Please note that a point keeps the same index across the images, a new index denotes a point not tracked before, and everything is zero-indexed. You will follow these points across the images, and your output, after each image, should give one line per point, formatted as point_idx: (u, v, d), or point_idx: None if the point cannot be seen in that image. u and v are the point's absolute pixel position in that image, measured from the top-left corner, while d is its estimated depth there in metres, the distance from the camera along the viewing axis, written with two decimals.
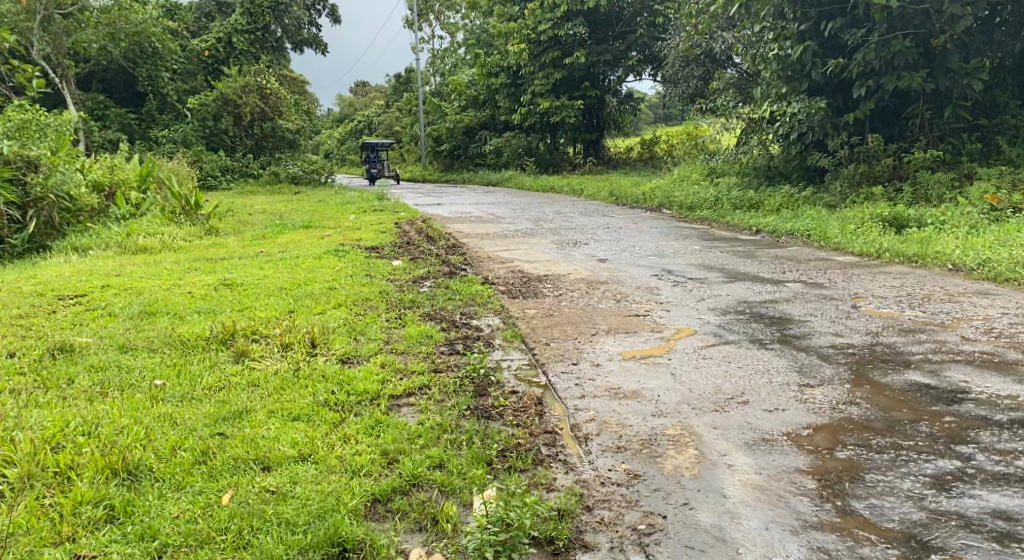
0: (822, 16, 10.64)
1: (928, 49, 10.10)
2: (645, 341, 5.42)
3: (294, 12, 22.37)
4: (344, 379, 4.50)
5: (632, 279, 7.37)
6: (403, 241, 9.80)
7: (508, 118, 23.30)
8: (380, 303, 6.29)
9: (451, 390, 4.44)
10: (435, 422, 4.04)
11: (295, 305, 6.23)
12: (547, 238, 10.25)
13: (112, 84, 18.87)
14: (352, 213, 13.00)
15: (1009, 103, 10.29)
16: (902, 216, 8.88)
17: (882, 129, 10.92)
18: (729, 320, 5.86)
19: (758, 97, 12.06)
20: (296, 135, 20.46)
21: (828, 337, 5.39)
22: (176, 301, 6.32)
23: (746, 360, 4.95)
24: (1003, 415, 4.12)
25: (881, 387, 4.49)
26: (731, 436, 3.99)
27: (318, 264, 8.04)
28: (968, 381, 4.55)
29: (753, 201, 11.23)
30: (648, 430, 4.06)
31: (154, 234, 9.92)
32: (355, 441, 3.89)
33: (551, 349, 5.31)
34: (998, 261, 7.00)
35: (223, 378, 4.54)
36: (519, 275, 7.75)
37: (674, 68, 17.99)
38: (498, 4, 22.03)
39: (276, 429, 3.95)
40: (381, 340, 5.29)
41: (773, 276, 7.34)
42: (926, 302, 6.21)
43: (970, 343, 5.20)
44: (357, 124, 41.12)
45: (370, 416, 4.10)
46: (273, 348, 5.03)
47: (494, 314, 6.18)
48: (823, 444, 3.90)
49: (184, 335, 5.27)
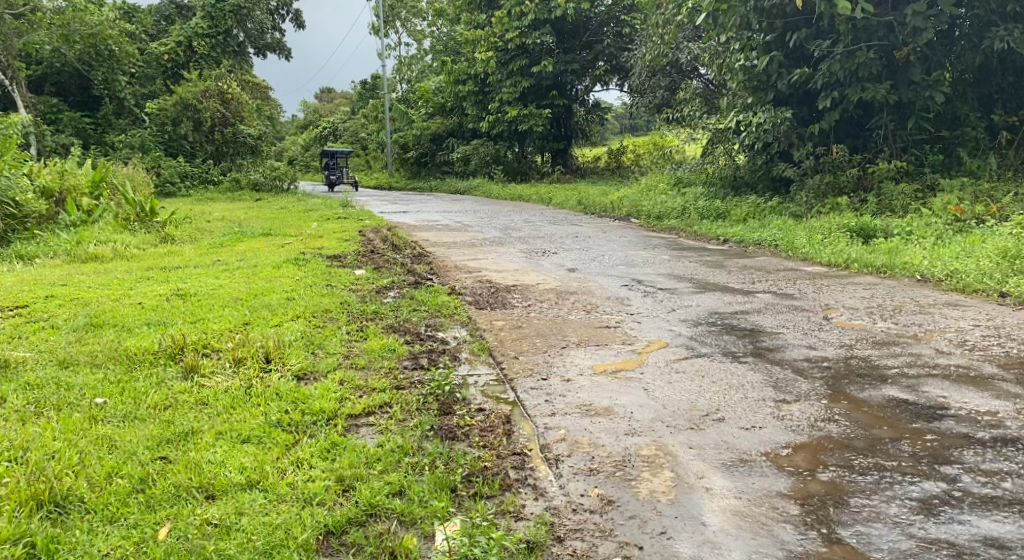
0: (788, 28, 10.48)
1: (891, 61, 10.05)
2: (616, 353, 5.24)
3: (257, 17, 22.15)
4: (299, 397, 4.26)
5: (601, 289, 7.19)
6: (366, 249, 9.55)
7: (475, 126, 23.12)
8: (341, 315, 6.06)
9: (413, 409, 4.21)
10: (395, 444, 3.81)
11: (251, 317, 5.99)
12: (515, 247, 10.05)
13: (65, 87, 18.12)
14: (314, 221, 12.72)
15: (969, 115, 10.27)
16: (868, 226, 8.80)
17: (846, 140, 10.88)
18: (701, 331, 5.70)
19: (724, 106, 12.00)
20: (257, 141, 20.11)
21: (802, 350, 5.25)
22: (125, 312, 6.05)
23: (721, 374, 4.77)
24: (984, 433, 3.99)
25: (859, 403, 4.34)
26: (708, 456, 3.82)
27: (276, 274, 7.78)
28: (946, 396, 4.42)
29: (720, 211, 11.12)
30: (621, 451, 3.86)
31: (105, 242, 9.58)
32: (308, 465, 3.66)
33: (519, 363, 5.10)
34: (966, 273, 6.93)
35: (169, 396, 4.28)
36: (486, 285, 7.54)
37: (641, 78, 17.78)
38: (464, 11, 21.86)
39: (223, 453, 3.71)
40: (340, 355, 5.07)
41: (743, 286, 7.20)
42: (897, 313, 6.10)
43: (945, 357, 5.07)
44: (321, 131, 40.72)
45: (326, 437, 3.87)
46: (224, 364, 4.79)
47: (461, 327, 5.97)
48: (804, 465, 3.74)
49: (131, 348, 5.01)
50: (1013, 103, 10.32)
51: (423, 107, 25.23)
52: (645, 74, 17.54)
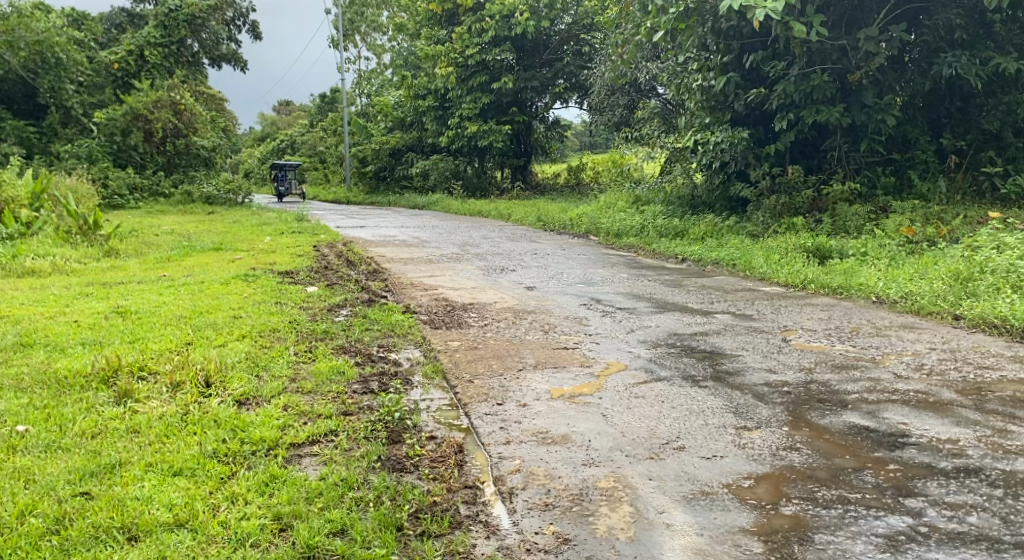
0: (744, 48, 10.47)
1: (845, 84, 10.09)
2: (574, 377, 5.08)
3: (212, 27, 21.77)
4: (239, 425, 4.10)
5: (559, 309, 7.05)
6: (320, 265, 9.35)
7: (435, 142, 22.91)
8: (289, 334, 5.86)
9: (361, 437, 4.04)
10: (339, 477, 3.61)
11: (194, 337, 5.81)
12: (473, 264, 9.88)
13: (9, 95, 17.54)
14: (268, 235, 12.47)
15: (920, 138, 10.32)
16: (824, 246, 8.77)
17: (802, 161, 10.90)
18: (660, 354, 5.58)
19: (682, 125, 12.00)
20: (211, 152, 19.89)
21: (762, 374, 5.13)
22: (58, 331, 5.98)
23: (680, 400, 4.64)
24: (947, 462, 3.90)
25: (821, 430, 4.24)
26: (668, 488, 3.68)
27: (224, 290, 7.57)
28: (906, 423, 4.33)
29: (678, 229, 11.06)
30: (577, 483, 3.71)
31: (43, 255, 9.36)
32: (244, 501, 3.45)
33: (474, 387, 4.92)
34: (920, 295, 6.91)
35: (98, 424, 4.21)
36: (442, 303, 7.36)
37: (600, 96, 17.79)
38: (424, 27, 21.71)
39: (150, 487, 3.48)
40: (286, 378, 4.91)
41: (702, 306, 7.11)
42: (855, 336, 6.03)
43: (904, 382, 4.99)
44: (279, 144, 40.37)
45: (265, 469, 3.67)
46: (161, 388, 4.69)
47: (414, 347, 5.80)
48: (767, 498, 3.61)
49: (61, 372, 4.96)
50: (961, 128, 10.38)
51: (383, 122, 25.03)
52: (605, 92, 17.51)
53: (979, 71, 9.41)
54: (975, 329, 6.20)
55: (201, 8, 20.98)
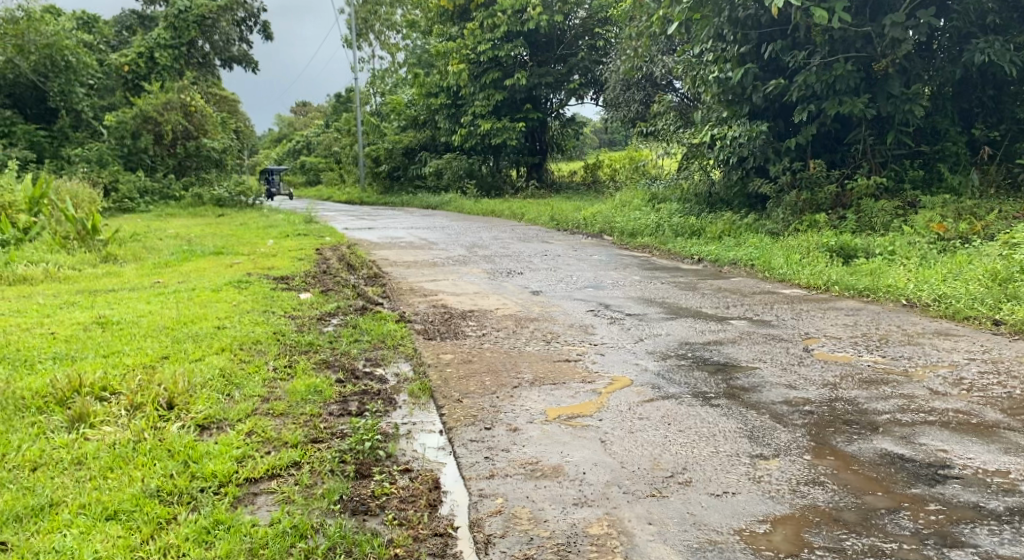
0: (763, 38, 9.90)
1: (870, 74, 9.51)
2: (573, 395, 4.59)
3: (223, 28, 21.35)
4: (192, 456, 3.69)
5: (565, 315, 6.56)
6: (319, 270, 8.91)
7: (448, 140, 22.39)
8: (272, 347, 5.42)
9: (325, 471, 3.62)
10: (291, 524, 3.23)
11: (172, 350, 5.38)
12: (479, 266, 9.41)
13: (21, 99, 17.33)
14: (272, 238, 12.03)
15: (950, 129, 9.73)
16: (848, 245, 8.25)
17: (824, 155, 10.32)
18: (670, 367, 5.08)
19: (698, 120, 11.45)
20: (222, 154, 19.44)
21: (781, 391, 4.62)
22: (30, 344, 5.59)
23: (690, 422, 4.14)
24: (997, 502, 3.38)
25: (848, 459, 3.73)
26: (670, 537, 3.20)
27: (215, 297, 7.16)
28: (947, 450, 3.82)
29: (695, 228, 10.54)
30: (564, 530, 3.25)
31: (37, 262, 9.02)
32: (178, 554, 3.09)
33: (463, 407, 4.45)
34: (955, 298, 6.37)
35: (44, 453, 3.80)
36: (440, 309, 6.90)
37: (615, 92, 17.30)
38: (436, 23, 21.24)
39: (74, 537, 3.14)
40: (258, 399, 4.46)
41: (716, 311, 6.61)
42: (884, 345, 5.50)
43: (941, 400, 4.46)
44: (295, 145, 40.37)
45: (210, 513, 3.30)
46: (120, 411, 4.25)
47: (404, 362, 5.35)
48: (786, 549, 3.14)
49: (19, 391, 4.54)
50: (994, 118, 9.80)
51: (396, 121, 24.61)
52: (620, 87, 17.03)
53: (1013, 57, 8.84)
54: (1018, 336, 5.65)
55: (210, 9, 20.56)
